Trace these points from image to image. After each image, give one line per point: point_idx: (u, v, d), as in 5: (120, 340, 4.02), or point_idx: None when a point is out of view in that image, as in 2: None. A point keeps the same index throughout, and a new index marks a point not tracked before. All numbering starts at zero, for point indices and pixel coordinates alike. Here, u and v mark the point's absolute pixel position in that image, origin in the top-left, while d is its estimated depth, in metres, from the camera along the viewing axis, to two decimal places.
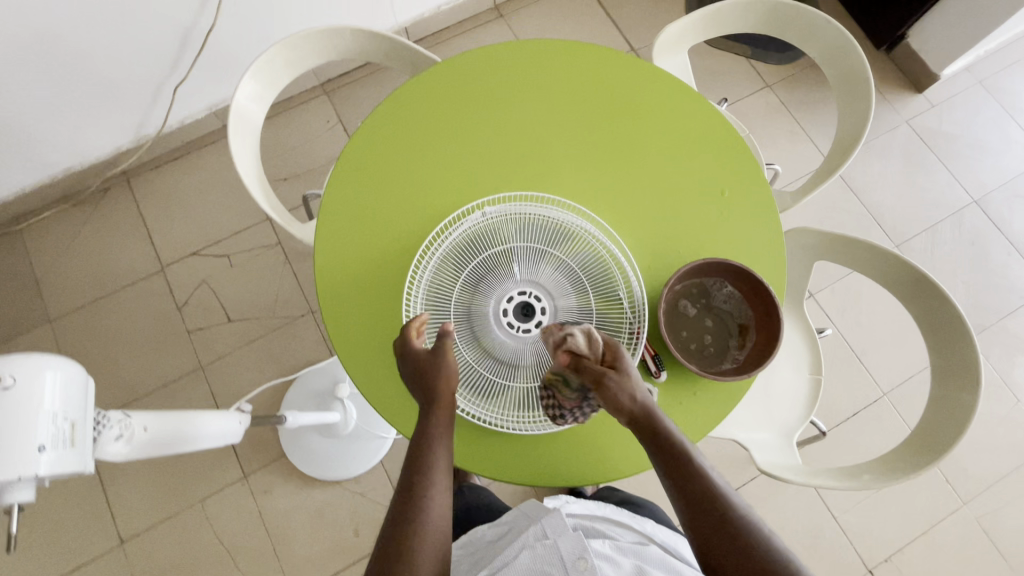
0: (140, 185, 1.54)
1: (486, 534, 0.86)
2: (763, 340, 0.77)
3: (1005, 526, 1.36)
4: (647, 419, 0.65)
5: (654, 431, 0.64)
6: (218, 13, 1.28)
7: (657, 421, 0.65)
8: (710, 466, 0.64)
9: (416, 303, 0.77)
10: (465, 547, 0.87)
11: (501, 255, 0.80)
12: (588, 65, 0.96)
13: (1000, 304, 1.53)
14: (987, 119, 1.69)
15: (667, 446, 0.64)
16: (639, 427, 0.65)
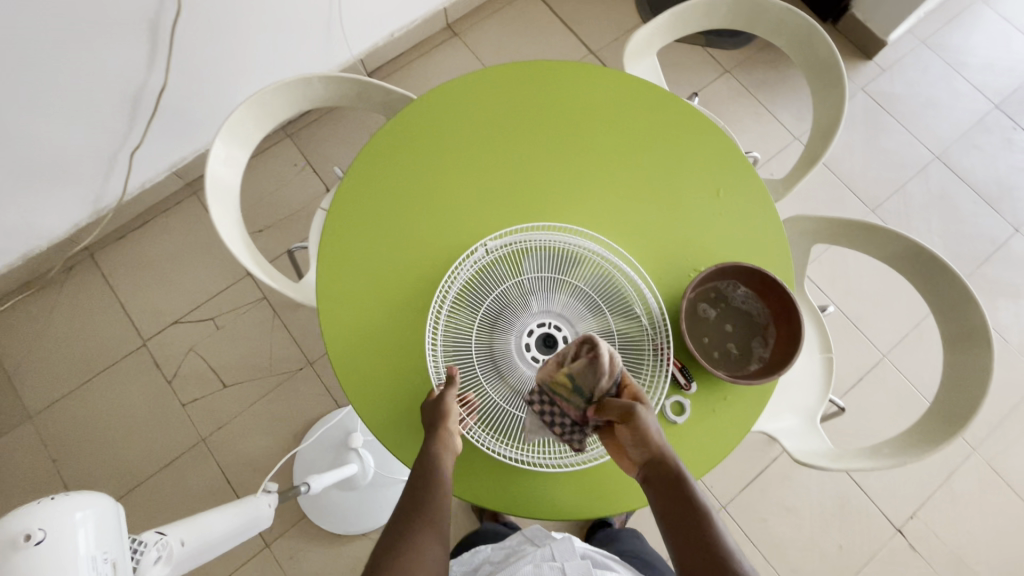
0: (107, 258, 1.46)
1: (488, 554, 0.82)
2: (787, 339, 0.77)
3: (1015, 464, 1.41)
4: (664, 465, 0.64)
5: (669, 478, 0.63)
6: (168, 71, 1.23)
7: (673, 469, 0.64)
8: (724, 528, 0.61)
9: (433, 351, 0.75)
10: (466, 565, 0.82)
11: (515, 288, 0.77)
12: (568, 81, 0.94)
13: (976, 251, 1.59)
14: (935, 75, 1.76)
15: (680, 496, 0.62)
16: (653, 474, 0.64)
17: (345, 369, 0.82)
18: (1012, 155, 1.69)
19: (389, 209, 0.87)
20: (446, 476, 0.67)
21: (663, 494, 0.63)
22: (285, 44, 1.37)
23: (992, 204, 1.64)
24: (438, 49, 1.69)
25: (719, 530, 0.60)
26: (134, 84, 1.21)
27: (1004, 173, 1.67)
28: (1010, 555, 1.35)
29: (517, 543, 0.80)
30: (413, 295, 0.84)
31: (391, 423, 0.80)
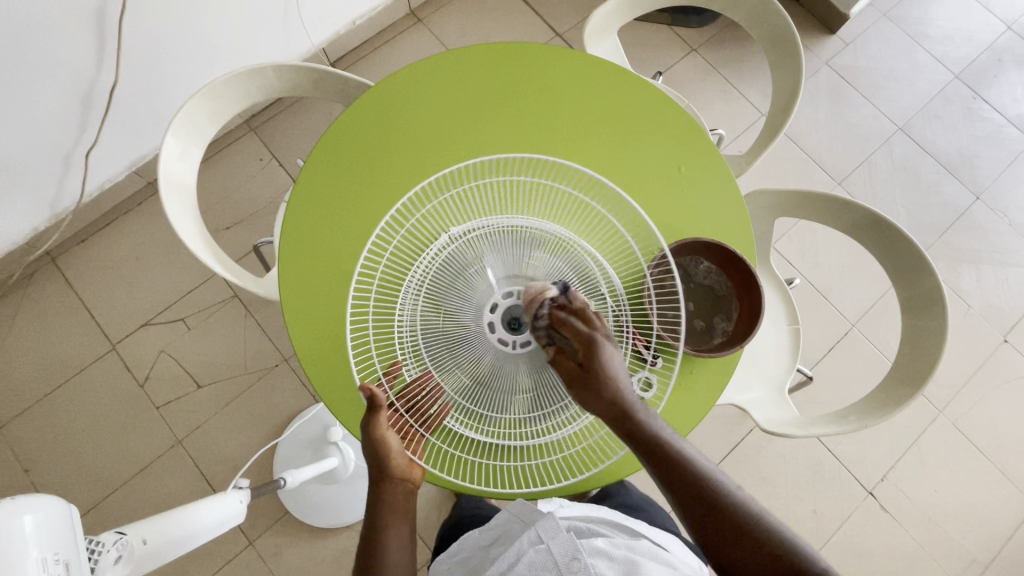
0: (70, 263, 1.43)
1: (476, 539, 0.80)
2: (747, 313, 0.79)
3: (978, 424, 1.46)
4: (645, 430, 0.57)
5: (658, 447, 0.57)
6: (119, 67, 1.19)
7: (654, 433, 0.58)
8: (715, 468, 0.59)
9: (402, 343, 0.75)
10: (456, 556, 0.80)
11: (474, 268, 0.75)
12: (528, 63, 0.93)
13: (938, 220, 1.63)
14: (896, 48, 1.78)
15: (674, 462, 0.57)
16: (637, 441, 0.58)
17: (311, 360, 0.83)
18: (972, 124, 1.72)
19: (350, 199, 0.86)
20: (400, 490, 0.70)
21: (655, 463, 0.57)
22: (242, 35, 1.33)
23: (953, 173, 1.67)
24: (402, 36, 1.67)
25: (716, 476, 0.58)
26: (84, 81, 1.17)
27: (965, 143, 1.71)
28: (975, 511, 1.41)
29: (503, 524, 0.78)
30: None
31: (361, 411, 0.82)
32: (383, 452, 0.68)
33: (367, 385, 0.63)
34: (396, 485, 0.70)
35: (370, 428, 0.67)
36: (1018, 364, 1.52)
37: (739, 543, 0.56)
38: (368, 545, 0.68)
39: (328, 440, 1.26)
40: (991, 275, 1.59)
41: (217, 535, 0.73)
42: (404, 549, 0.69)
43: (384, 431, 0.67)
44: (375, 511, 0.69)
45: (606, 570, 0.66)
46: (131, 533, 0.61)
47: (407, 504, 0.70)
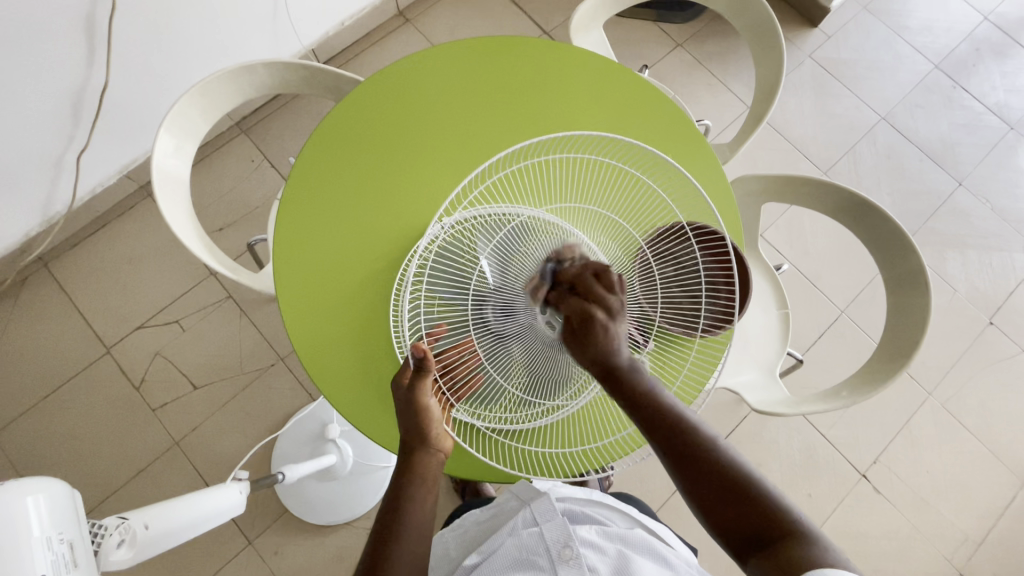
0: (63, 267, 1.42)
1: (476, 515, 0.82)
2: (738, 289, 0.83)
3: (967, 405, 1.49)
4: (639, 386, 0.61)
5: (649, 402, 0.61)
6: (109, 68, 1.19)
7: (647, 388, 0.62)
8: (707, 426, 0.63)
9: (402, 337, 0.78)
10: (457, 529, 0.84)
11: (536, 235, 0.67)
12: (518, 55, 0.94)
13: (923, 207, 1.66)
14: (877, 39, 1.82)
15: (664, 416, 0.61)
16: (629, 399, 0.61)
17: (306, 349, 0.84)
18: (953, 113, 1.76)
19: (344, 190, 0.87)
20: (430, 467, 0.66)
21: (646, 419, 0.61)
22: (232, 37, 1.34)
23: (936, 161, 1.71)
24: (391, 36, 1.68)
25: (706, 431, 0.62)
26: (75, 85, 1.17)
27: (946, 131, 1.74)
28: (967, 490, 1.43)
29: (502, 502, 0.80)
30: (370, 275, 0.86)
31: (358, 398, 0.83)
32: (423, 415, 0.65)
33: (421, 344, 0.62)
34: (429, 452, 0.66)
35: (414, 388, 0.64)
36: (1004, 345, 1.55)
37: (724, 497, 0.59)
38: (391, 513, 0.62)
39: (326, 437, 1.26)
40: (975, 259, 1.62)
41: (227, 518, 0.77)
42: (427, 521, 0.64)
43: (427, 394, 0.65)
44: (401, 478, 0.64)
45: (597, 562, 0.65)
46: (133, 518, 0.63)
47: (436, 479, 0.66)
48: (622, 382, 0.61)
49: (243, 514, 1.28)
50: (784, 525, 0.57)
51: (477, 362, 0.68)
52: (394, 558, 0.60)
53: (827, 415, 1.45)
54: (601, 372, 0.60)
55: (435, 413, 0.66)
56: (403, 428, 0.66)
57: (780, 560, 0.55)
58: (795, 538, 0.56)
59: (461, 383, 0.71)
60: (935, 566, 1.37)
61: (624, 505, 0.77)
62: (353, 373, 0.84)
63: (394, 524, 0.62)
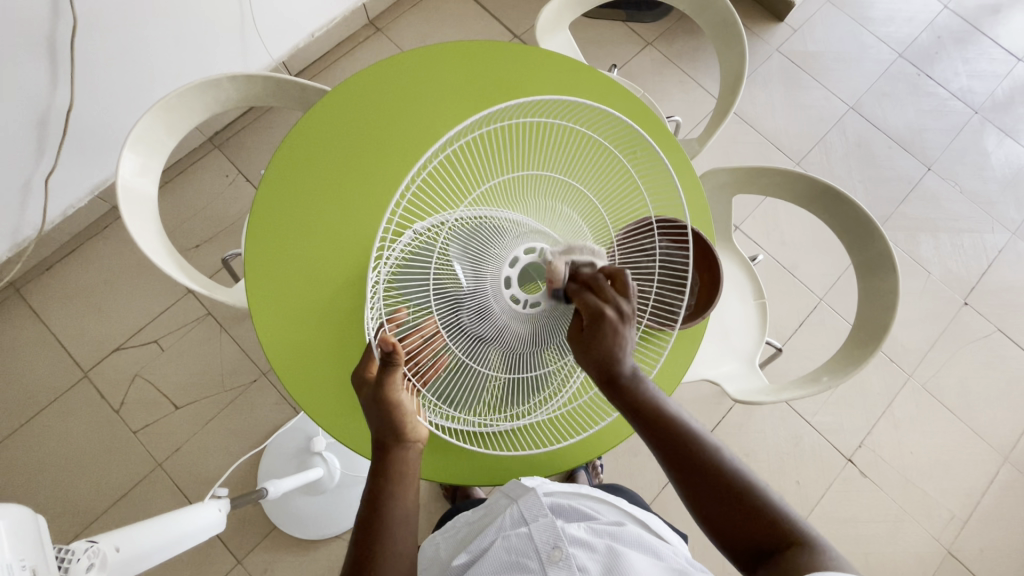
0: (36, 292, 1.40)
1: (467, 518, 0.83)
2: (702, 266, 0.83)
3: (947, 385, 1.51)
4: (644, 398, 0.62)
5: (654, 414, 0.62)
6: (74, 88, 1.18)
7: (653, 400, 0.63)
8: (710, 437, 0.64)
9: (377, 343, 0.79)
10: (448, 531, 0.84)
11: (493, 231, 0.66)
12: (473, 56, 0.95)
13: (894, 193, 1.69)
14: (843, 31, 1.85)
15: (666, 426, 0.62)
16: (635, 410, 0.63)
17: (286, 371, 0.83)
18: (919, 100, 1.80)
19: (314, 208, 0.87)
20: (406, 462, 0.64)
21: (652, 432, 0.63)
22: (201, 52, 1.34)
23: (905, 147, 1.74)
24: (363, 45, 1.68)
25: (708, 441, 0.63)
26: (39, 106, 1.16)
27: (914, 117, 1.78)
28: (950, 470, 1.45)
29: (493, 501, 0.80)
30: (346, 288, 0.85)
31: (337, 409, 0.83)
32: (394, 409, 0.62)
33: (388, 337, 0.58)
34: (405, 447, 0.64)
35: (383, 383, 0.61)
36: (980, 325, 1.57)
37: (727, 506, 0.60)
38: (370, 517, 0.62)
39: (312, 451, 1.25)
40: (948, 242, 1.65)
41: (195, 542, 0.75)
42: (411, 517, 0.63)
43: (397, 389, 0.62)
44: (380, 479, 0.63)
45: (587, 561, 0.64)
46: (102, 542, 0.60)
47: (414, 472, 0.65)
48: (629, 395, 0.62)
49: (231, 533, 1.26)
50: (786, 532, 0.58)
51: (442, 344, 0.65)
52: (380, 561, 0.60)
53: (811, 402, 1.47)
54: (601, 373, 0.61)
55: (406, 405, 0.63)
56: (375, 427, 0.64)
57: (785, 568, 0.55)
58: (799, 547, 0.56)
59: (426, 369, 0.67)
60: (924, 545, 1.39)
61: (611, 497, 0.78)
62: (335, 389, 0.83)
63: (377, 523, 0.61)
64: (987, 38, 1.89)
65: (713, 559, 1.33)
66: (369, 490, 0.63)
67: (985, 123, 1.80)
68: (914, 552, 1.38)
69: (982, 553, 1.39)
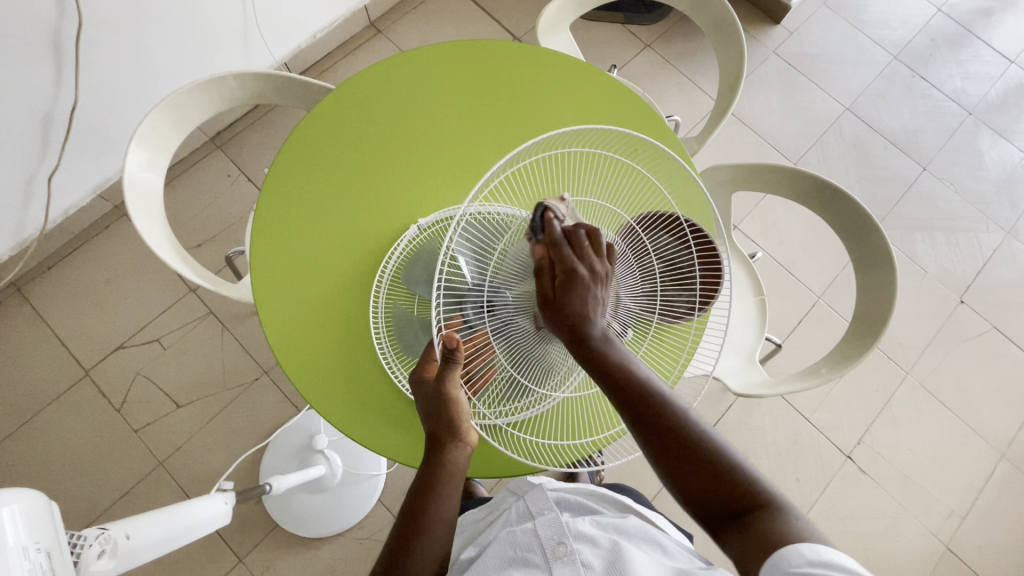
0: (38, 291, 1.40)
1: (474, 514, 0.84)
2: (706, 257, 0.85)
3: (945, 382, 1.53)
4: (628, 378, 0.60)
5: (643, 395, 0.61)
6: (78, 87, 1.19)
7: (640, 380, 0.61)
8: (696, 415, 0.63)
9: (383, 340, 0.82)
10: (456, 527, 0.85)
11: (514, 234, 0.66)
12: (463, 55, 0.96)
13: (891, 193, 1.71)
14: (838, 34, 1.88)
15: (652, 406, 0.61)
16: (603, 370, 0.60)
17: (294, 368, 0.83)
18: (914, 101, 1.82)
19: (319, 206, 0.88)
20: (455, 463, 0.65)
21: (624, 394, 0.61)
22: (204, 52, 1.35)
23: (901, 148, 1.76)
24: (364, 46, 1.69)
25: (694, 419, 0.62)
26: (43, 105, 1.16)
27: (909, 119, 1.80)
28: (948, 466, 1.46)
29: (500, 498, 0.82)
30: (351, 287, 0.86)
31: (344, 403, 0.83)
32: (452, 408, 0.63)
33: (453, 335, 0.57)
34: (457, 446, 0.65)
35: (443, 380, 0.61)
36: (976, 323, 1.59)
37: (708, 484, 0.60)
38: (413, 513, 0.63)
39: (314, 448, 1.25)
40: (944, 241, 1.67)
41: (204, 533, 0.76)
42: (450, 518, 0.65)
43: (456, 386, 0.62)
44: (428, 475, 0.64)
45: (591, 556, 0.64)
46: (114, 529, 0.62)
47: (463, 473, 0.65)
48: (614, 376, 0.60)
49: (233, 531, 1.26)
50: (754, 497, 0.59)
51: (493, 355, 0.66)
52: (414, 555, 0.62)
53: (810, 399, 1.48)
54: (574, 339, 0.58)
55: (462, 405, 0.64)
56: (430, 422, 0.65)
57: (753, 532, 0.57)
58: (765, 511, 0.58)
59: (475, 376, 0.69)
60: (922, 542, 1.40)
61: (617, 494, 0.77)
62: (343, 388, 0.84)
63: (416, 520, 0.63)
64: (980, 41, 1.91)
65: (713, 556, 1.34)
66: (416, 484, 0.64)
67: (979, 124, 1.82)
68: (913, 548, 1.39)
69: (979, 548, 1.40)
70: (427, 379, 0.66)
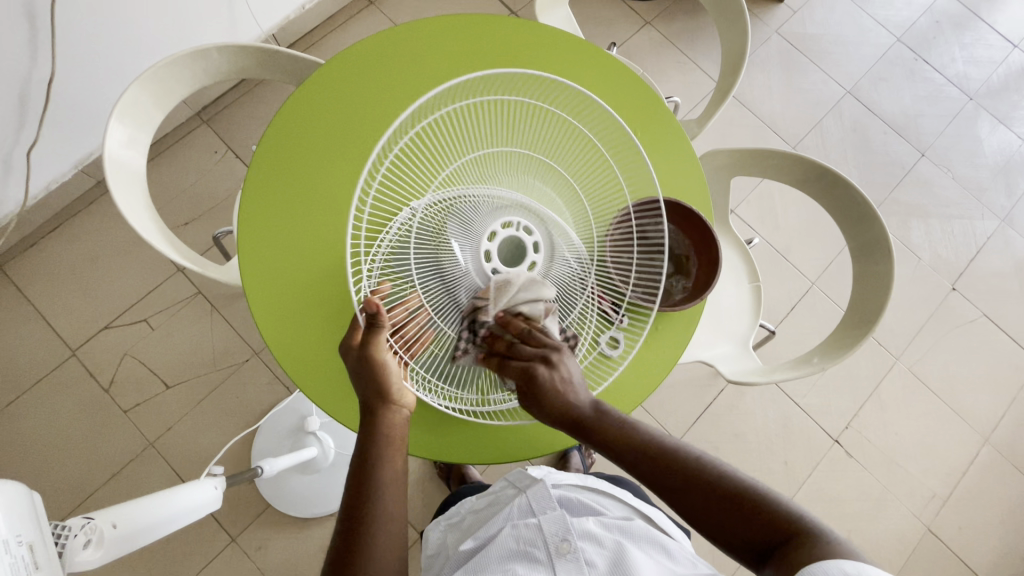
0: (20, 269, 1.37)
1: (473, 505, 0.84)
2: (700, 243, 0.84)
3: (932, 368, 1.54)
4: (635, 440, 0.67)
5: (645, 450, 0.66)
6: (54, 58, 1.13)
7: (641, 437, 0.67)
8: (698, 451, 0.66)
9: None
10: (452, 518, 0.85)
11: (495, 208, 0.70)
12: (464, 35, 0.92)
13: (889, 178, 1.70)
14: (842, 14, 1.83)
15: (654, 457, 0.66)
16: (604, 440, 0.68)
17: (282, 352, 0.82)
18: (915, 85, 1.79)
19: (307, 185, 0.85)
20: (391, 429, 0.64)
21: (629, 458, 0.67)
22: (187, 21, 1.29)
23: (900, 133, 1.74)
24: (355, 19, 1.63)
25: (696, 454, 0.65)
26: (19, 76, 1.11)
27: (909, 103, 1.77)
28: (933, 450, 1.49)
29: (500, 491, 0.82)
30: (341, 270, 0.84)
31: (334, 389, 0.82)
32: (381, 372, 0.63)
33: (373, 300, 0.59)
34: (392, 410, 0.65)
35: (369, 346, 0.62)
36: (967, 310, 1.60)
37: (726, 511, 0.60)
38: (359, 480, 0.61)
39: (306, 430, 1.25)
40: (938, 228, 1.67)
41: (197, 518, 0.78)
42: (400, 480, 0.63)
43: (384, 351, 0.63)
44: (369, 441, 0.63)
45: (594, 555, 0.64)
46: (100, 518, 0.63)
47: (401, 438, 0.65)
48: (619, 443, 0.67)
49: (225, 511, 1.26)
50: (777, 520, 0.58)
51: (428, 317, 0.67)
52: (372, 521, 0.60)
53: (800, 385, 1.50)
54: (567, 422, 0.68)
55: (393, 366, 0.64)
56: (361, 390, 0.64)
57: (788, 560, 0.55)
58: (795, 534, 0.57)
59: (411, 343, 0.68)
60: (904, 523, 1.43)
61: (617, 493, 0.77)
62: (333, 374, 0.83)
63: (363, 489, 0.61)
64: (984, 24, 1.88)
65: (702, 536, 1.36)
66: (356, 457, 0.63)
67: (979, 109, 1.80)
68: (895, 529, 1.42)
69: (960, 530, 1.44)
70: (354, 346, 0.65)
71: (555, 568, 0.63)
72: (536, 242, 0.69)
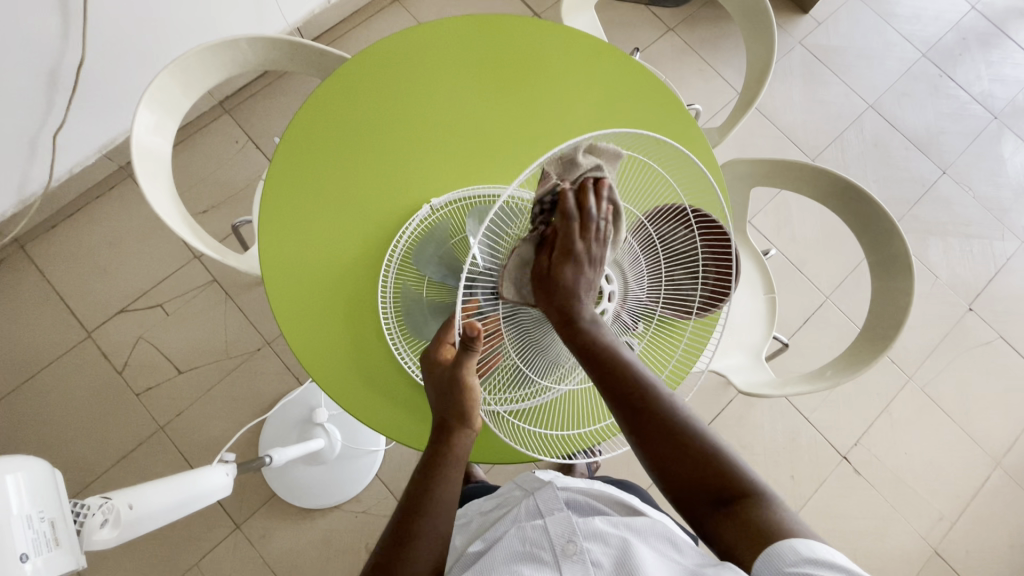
0: (41, 249, 1.39)
1: (480, 506, 0.84)
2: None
3: (944, 388, 1.52)
4: (615, 364, 0.58)
5: (624, 382, 0.59)
6: (85, 44, 1.15)
7: (625, 364, 0.59)
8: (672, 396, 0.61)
9: (391, 320, 0.82)
10: (461, 521, 0.85)
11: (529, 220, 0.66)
12: (493, 36, 0.92)
13: (909, 194, 1.68)
14: (867, 27, 1.82)
15: (639, 395, 0.59)
16: (590, 358, 0.58)
17: (296, 342, 0.82)
18: (939, 102, 1.77)
19: (330, 179, 0.86)
20: (460, 453, 0.64)
21: (607, 385, 0.59)
22: (214, 13, 1.30)
23: (921, 149, 1.73)
24: (379, 15, 1.64)
25: (675, 403, 0.60)
26: (48, 60, 1.13)
27: (933, 119, 1.76)
28: (942, 471, 1.47)
29: (506, 492, 0.82)
30: (359, 265, 0.85)
31: (346, 383, 0.83)
32: (464, 394, 0.62)
33: (476, 324, 0.55)
34: (463, 432, 0.64)
35: (459, 366, 0.60)
36: (983, 331, 1.58)
37: (691, 468, 0.58)
38: (419, 493, 0.62)
39: (314, 422, 1.26)
40: (957, 247, 1.65)
41: (218, 497, 0.81)
42: (453, 502, 0.63)
43: (471, 373, 0.61)
44: (435, 458, 0.63)
45: (601, 555, 0.64)
46: (117, 498, 0.66)
47: (467, 461, 0.65)
48: (609, 372, 0.58)
49: (231, 498, 1.27)
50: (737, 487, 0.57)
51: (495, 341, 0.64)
52: (420, 535, 0.61)
53: (810, 399, 1.48)
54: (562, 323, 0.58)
55: (477, 392, 0.63)
56: (440, 405, 0.64)
57: (743, 524, 0.56)
58: (747, 501, 0.57)
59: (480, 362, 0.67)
60: (910, 544, 1.41)
61: (625, 494, 0.76)
62: (346, 366, 0.83)
63: (419, 505, 0.61)
64: (1012, 43, 1.86)
65: None
66: (420, 471, 0.63)
67: (1003, 128, 1.78)
68: (900, 549, 1.41)
69: (967, 553, 1.42)
70: (442, 362, 0.66)
71: (561, 570, 0.63)
72: (611, 292, 0.67)
